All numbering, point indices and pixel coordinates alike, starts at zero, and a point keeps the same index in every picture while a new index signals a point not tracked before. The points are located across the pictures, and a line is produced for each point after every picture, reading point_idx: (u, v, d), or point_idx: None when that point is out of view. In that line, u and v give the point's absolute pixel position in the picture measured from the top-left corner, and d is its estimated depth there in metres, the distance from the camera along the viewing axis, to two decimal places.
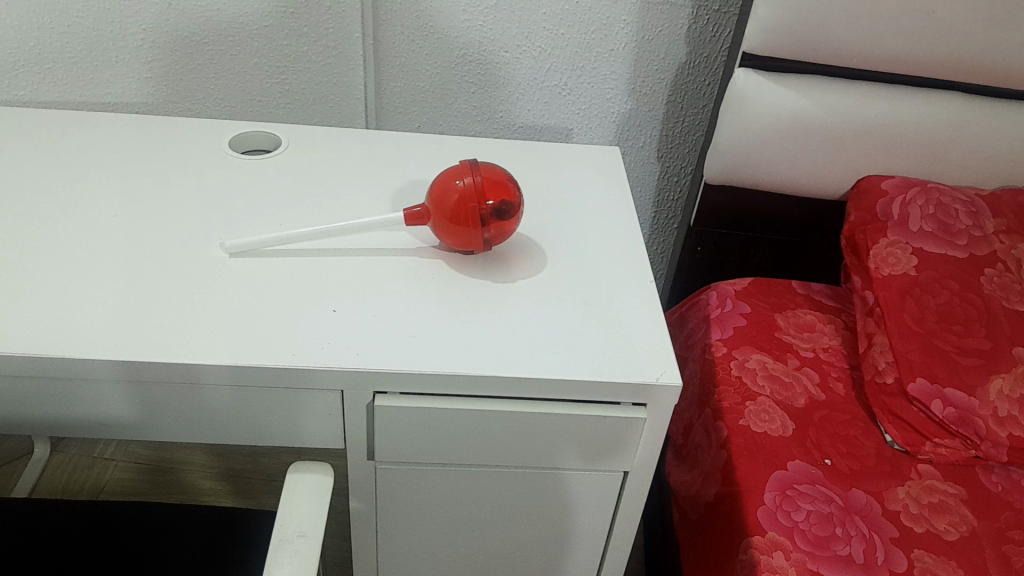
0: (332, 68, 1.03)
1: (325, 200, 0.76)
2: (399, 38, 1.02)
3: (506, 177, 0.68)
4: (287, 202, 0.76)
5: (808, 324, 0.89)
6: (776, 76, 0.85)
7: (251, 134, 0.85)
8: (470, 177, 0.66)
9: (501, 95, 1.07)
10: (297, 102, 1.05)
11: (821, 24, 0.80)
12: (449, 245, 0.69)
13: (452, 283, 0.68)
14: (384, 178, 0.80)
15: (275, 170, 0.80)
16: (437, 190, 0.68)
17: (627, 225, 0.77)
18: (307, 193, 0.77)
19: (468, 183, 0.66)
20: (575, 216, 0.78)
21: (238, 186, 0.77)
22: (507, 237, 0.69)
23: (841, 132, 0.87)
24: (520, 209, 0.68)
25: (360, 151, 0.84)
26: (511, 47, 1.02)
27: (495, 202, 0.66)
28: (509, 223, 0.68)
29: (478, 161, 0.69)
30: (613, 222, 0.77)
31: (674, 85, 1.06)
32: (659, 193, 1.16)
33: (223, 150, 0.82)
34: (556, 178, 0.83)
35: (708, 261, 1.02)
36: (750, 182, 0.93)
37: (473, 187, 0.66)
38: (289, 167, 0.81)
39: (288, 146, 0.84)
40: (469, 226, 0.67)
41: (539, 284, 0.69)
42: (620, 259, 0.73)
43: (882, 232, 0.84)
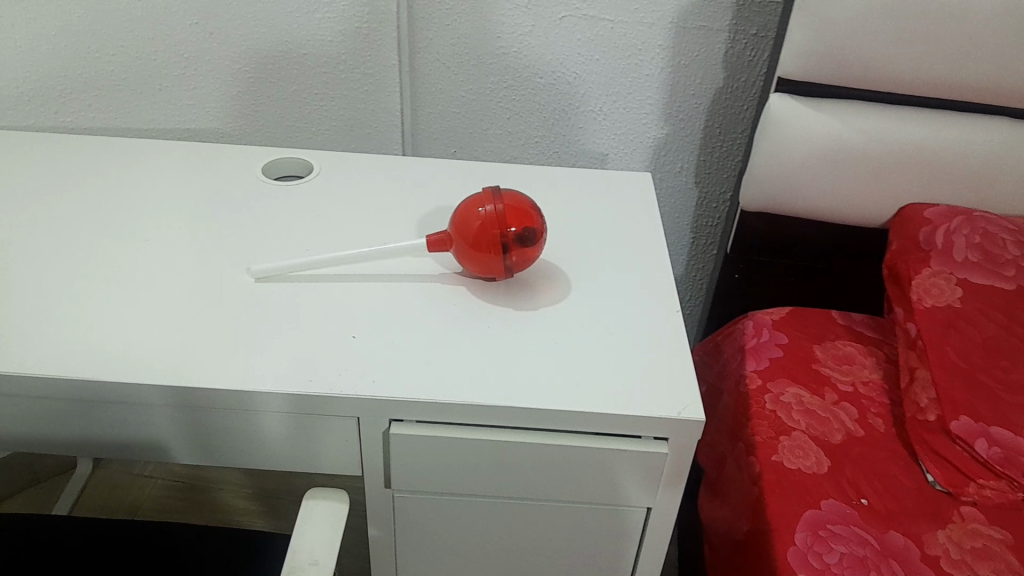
0: (370, 95, 1.07)
1: (347, 226, 0.77)
2: (437, 62, 1.06)
3: (528, 207, 0.68)
4: (310, 227, 0.76)
5: (847, 356, 0.86)
6: (814, 102, 0.83)
7: (280, 161, 0.85)
8: (492, 204, 0.67)
9: (537, 120, 1.10)
10: (336, 127, 1.10)
11: (859, 49, 0.78)
12: (471, 272, 0.69)
13: (473, 311, 0.67)
14: (407, 204, 0.81)
15: (300, 195, 0.81)
16: (457, 217, 0.69)
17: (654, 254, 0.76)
18: (331, 219, 0.78)
19: (491, 210, 0.67)
20: (599, 242, 0.76)
21: (265, 210, 0.78)
22: (529, 263, 0.69)
23: (881, 159, 0.85)
24: (542, 236, 0.69)
25: (384, 177, 0.85)
26: (546, 73, 1.05)
27: (517, 228, 0.67)
28: (531, 250, 0.68)
29: (500, 187, 0.70)
30: (639, 249, 0.76)
31: (710, 110, 1.05)
32: (696, 219, 1.15)
33: (251, 175, 0.83)
34: (581, 204, 0.82)
35: (746, 289, 0.99)
36: (789, 210, 0.90)
37: (496, 213, 0.67)
38: (314, 193, 0.81)
39: (318, 168, 0.85)
40: (491, 252, 0.67)
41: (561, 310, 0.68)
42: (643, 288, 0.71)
43: (925, 261, 0.82)
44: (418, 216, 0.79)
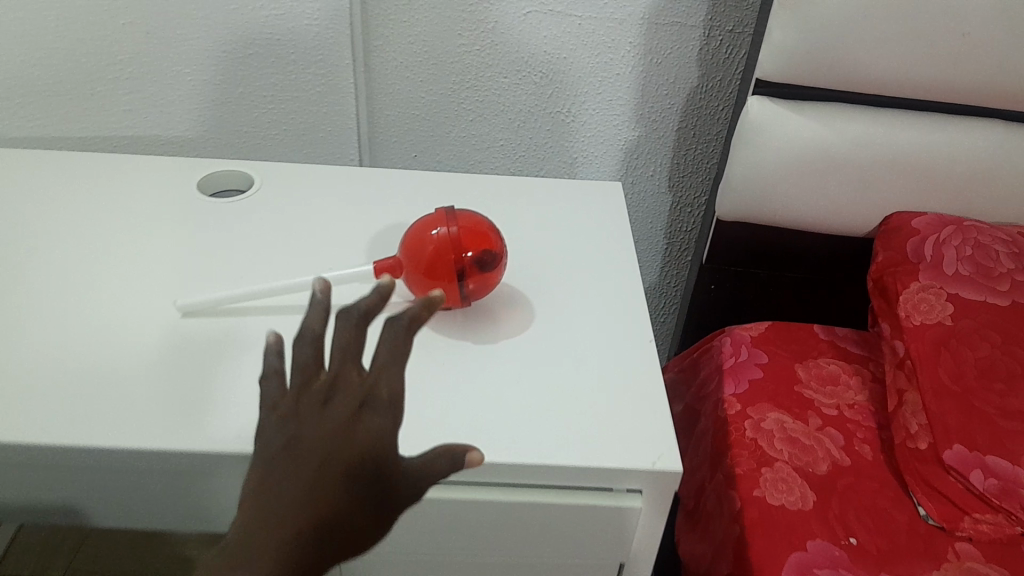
0: (323, 97, 1.01)
1: (289, 249, 0.70)
2: (394, 62, 0.99)
3: (484, 229, 0.62)
4: (247, 251, 0.70)
5: (831, 376, 0.81)
6: (794, 105, 0.78)
7: (218, 175, 0.78)
8: (445, 226, 0.61)
9: (501, 122, 1.03)
10: (287, 132, 1.03)
11: (844, 48, 0.73)
12: (422, 301, 0.63)
13: (425, 345, 0.60)
14: (356, 222, 0.74)
15: (239, 212, 0.74)
16: (406, 241, 0.63)
17: (624, 272, 0.70)
18: (270, 240, 0.71)
19: (444, 232, 0.61)
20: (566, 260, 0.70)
21: (199, 230, 0.71)
22: (489, 290, 0.64)
23: (867, 166, 0.79)
24: (502, 259, 0.64)
25: (333, 189, 0.78)
26: (510, 73, 0.99)
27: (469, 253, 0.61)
28: (491, 274, 0.63)
29: (455, 207, 0.64)
30: (610, 269, 0.70)
31: (684, 110, 0.99)
32: (671, 224, 1.09)
33: (187, 190, 0.76)
34: (546, 216, 0.76)
35: (723, 300, 0.94)
36: (769, 219, 0.85)
37: (445, 238, 0.61)
38: (253, 211, 0.75)
39: (258, 182, 0.78)
40: (444, 279, 0.61)
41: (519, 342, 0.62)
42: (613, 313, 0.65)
43: (914, 275, 0.77)
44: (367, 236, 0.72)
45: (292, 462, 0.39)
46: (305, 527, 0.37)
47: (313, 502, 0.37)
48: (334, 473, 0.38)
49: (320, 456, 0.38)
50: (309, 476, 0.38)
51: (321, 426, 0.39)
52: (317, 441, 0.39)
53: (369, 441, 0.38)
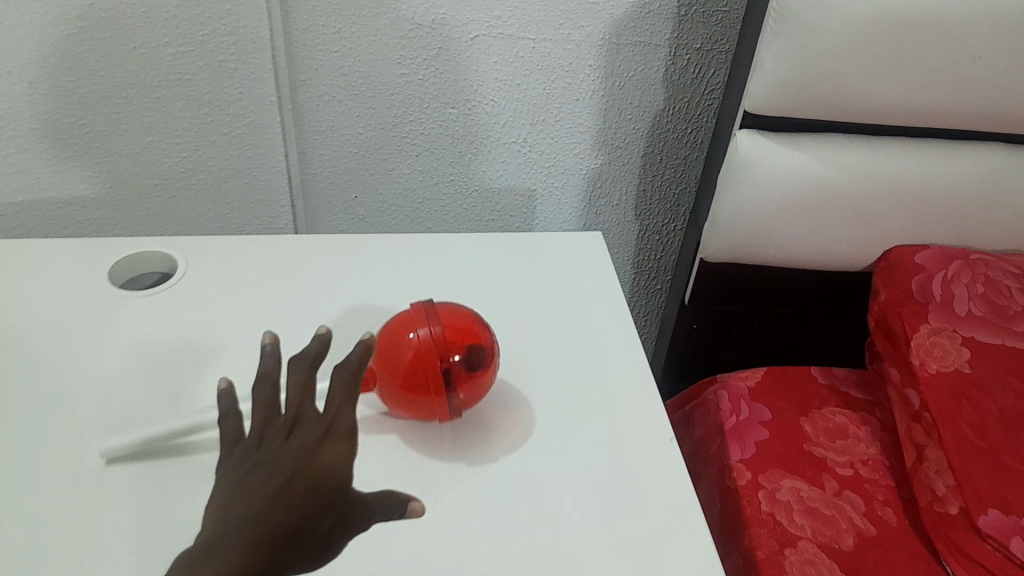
0: (245, 138, 0.88)
1: (229, 361, 0.59)
2: (324, 96, 0.87)
3: (469, 325, 0.53)
4: (177, 368, 0.58)
5: (840, 428, 0.75)
6: (786, 138, 0.71)
7: (142, 256, 0.67)
8: (426, 327, 0.51)
9: (451, 156, 0.93)
10: (205, 177, 0.90)
11: (843, 79, 0.65)
12: (408, 415, 0.53)
13: (416, 476, 0.51)
14: (306, 319, 0.63)
15: (164, 307, 0.63)
16: (378, 347, 0.53)
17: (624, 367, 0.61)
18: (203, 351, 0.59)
19: (426, 335, 0.51)
20: (557, 353, 0.61)
21: (121, 331, 0.60)
22: (483, 392, 0.54)
23: (866, 201, 0.73)
24: (495, 354, 0.53)
25: (275, 275, 0.67)
26: (459, 103, 0.89)
27: (456, 357, 0.51)
28: (484, 375, 0.53)
29: (432, 299, 0.54)
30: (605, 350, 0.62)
31: (651, 135, 0.91)
32: (639, 253, 1.01)
33: (98, 285, 0.64)
34: (525, 300, 0.66)
35: (708, 340, 0.87)
36: (760, 259, 0.77)
37: (426, 342, 0.51)
38: (180, 309, 0.63)
39: (176, 278, 0.65)
40: (431, 389, 0.51)
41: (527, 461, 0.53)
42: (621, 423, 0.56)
43: (922, 316, 0.71)
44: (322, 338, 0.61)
45: (264, 502, 0.45)
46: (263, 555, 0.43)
47: (288, 506, 0.45)
48: (306, 491, 0.46)
49: (292, 465, 0.47)
50: (282, 489, 0.45)
51: (294, 448, 0.48)
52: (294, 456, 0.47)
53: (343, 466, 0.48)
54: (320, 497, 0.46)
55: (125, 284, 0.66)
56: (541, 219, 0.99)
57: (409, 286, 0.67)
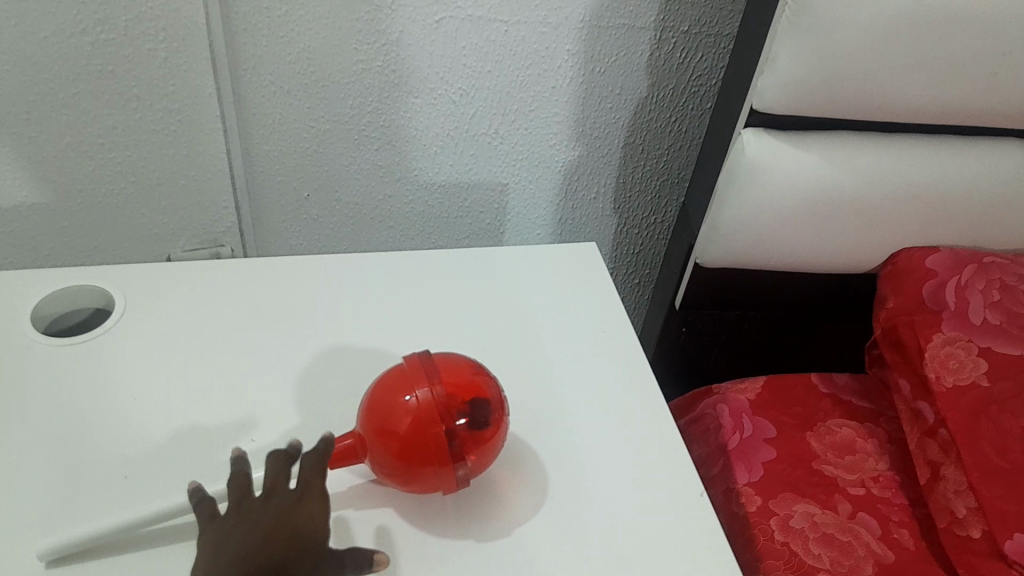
0: (179, 136, 0.76)
1: (188, 441, 0.51)
2: (272, 86, 0.76)
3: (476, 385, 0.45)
4: (129, 451, 0.50)
5: (847, 442, 0.71)
6: (798, 139, 0.65)
7: (86, 293, 0.59)
8: (425, 388, 0.44)
9: (414, 150, 0.83)
10: (142, 175, 0.77)
11: (866, 76, 0.60)
12: (405, 488, 0.46)
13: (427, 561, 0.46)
14: (277, 373, 0.56)
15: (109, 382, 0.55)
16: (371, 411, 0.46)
17: (631, 419, 0.56)
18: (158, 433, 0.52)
19: (425, 398, 0.44)
20: (556, 412, 0.55)
21: (66, 392, 0.53)
22: (490, 458, 0.47)
23: (877, 205, 0.68)
24: (503, 414, 0.46)
25: (230, 324, 0.59)
26: (423, 92, 0.79)
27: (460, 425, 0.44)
28: (492, 439, 0.45)
29: (432, 353, 0.47)
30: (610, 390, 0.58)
31: (632, 124, 0.84)
32: (616, 247, 0.95)
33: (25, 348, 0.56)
34: (513, 341, 0.60)
35: (698, 345, 0.82)
36: (762, 264, 0.73)
37: (426, 407, 0.44)
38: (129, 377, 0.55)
39: (99, 332, 0.57)
40: (432, 461, 0.44)
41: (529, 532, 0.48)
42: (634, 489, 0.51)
43: (935, 326, 0.67)
44: (293, 401, 0.54)
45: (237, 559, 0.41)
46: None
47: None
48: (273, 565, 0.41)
49: (263, 527, 0.42)
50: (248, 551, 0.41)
51: (266, 510, 0.43)
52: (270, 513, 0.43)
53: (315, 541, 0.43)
54: (292, 560, 0.41)
55: (53, 324, 0.59)
56: (514, 215, 0.91)
57: (385, 331, 0.60)
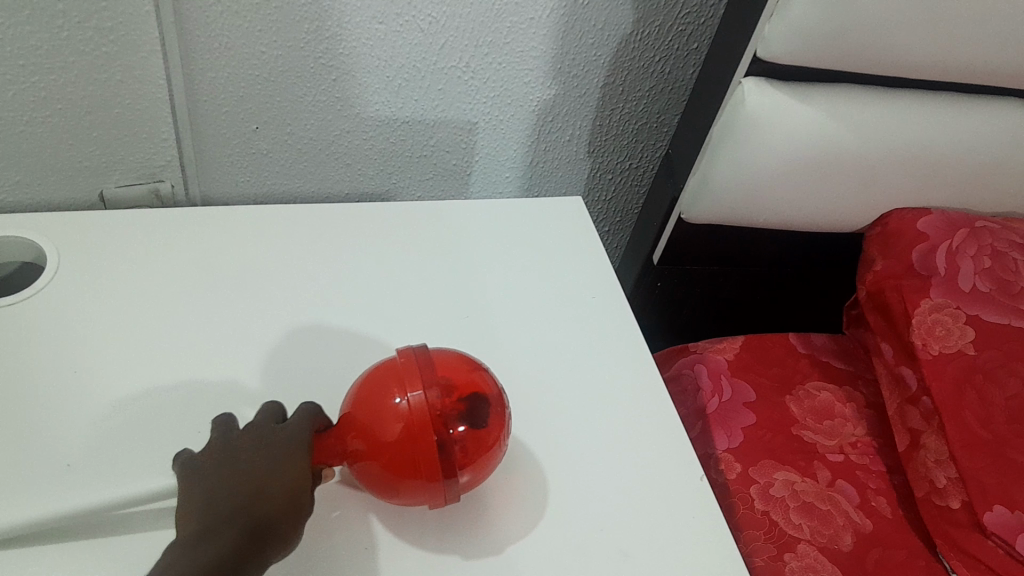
0: (113, 61, 0.64)
1: (136, 428, 0.46)
2: (217, 6, 0.65)
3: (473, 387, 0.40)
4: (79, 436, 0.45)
5: (826, 407, 0.70)
6: (804, 92, 0.61)
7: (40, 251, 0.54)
8: (420, 393, 0.38)
9: (376, 82, 0.74)
10: (71, 103, 0.65)
11: (889, 27, 0.56)
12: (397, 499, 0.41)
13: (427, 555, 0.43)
14: (248, 346, 0.51)
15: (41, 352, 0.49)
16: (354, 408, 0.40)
17: (609, 392, 0.53)
18: (105, 420, 0.46)
19: (421, 405, 0.38)
20: (547, 388, 0.52)
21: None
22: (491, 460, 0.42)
23: (875, 163, 0.66)
24: (503, 410, 0.41)
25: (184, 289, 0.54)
26: (387, 17, 0.69)
27: (457, 429, 0.39)
28: (494, 441, 0.40)
29: (428, 346, 0.41)
30: (606, 367, 0.55)
31: (613, 63, 0.78)
32: (588, 191, 0.91)
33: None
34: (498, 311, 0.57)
35: (673, 298, 0.80)
36: (749, 220, 0.71)
37: (421, 414, 0.38)
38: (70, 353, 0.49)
39: (24, 297, 0.51)
40: (432, 474, 0.39)
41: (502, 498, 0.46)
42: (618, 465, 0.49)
43: (923, 292, 0.65)
44: (251, 376, 0.49)
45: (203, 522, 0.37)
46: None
47: (228, 544, 0.36)
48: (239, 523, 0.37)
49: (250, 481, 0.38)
50: (226, 510, 0.37)
51: (251, 458, 0.39)
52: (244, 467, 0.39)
53: (290, 495, 0.38)
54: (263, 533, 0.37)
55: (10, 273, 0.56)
56: (481, 156, 0.84)
57: (347, 295, 0.56)
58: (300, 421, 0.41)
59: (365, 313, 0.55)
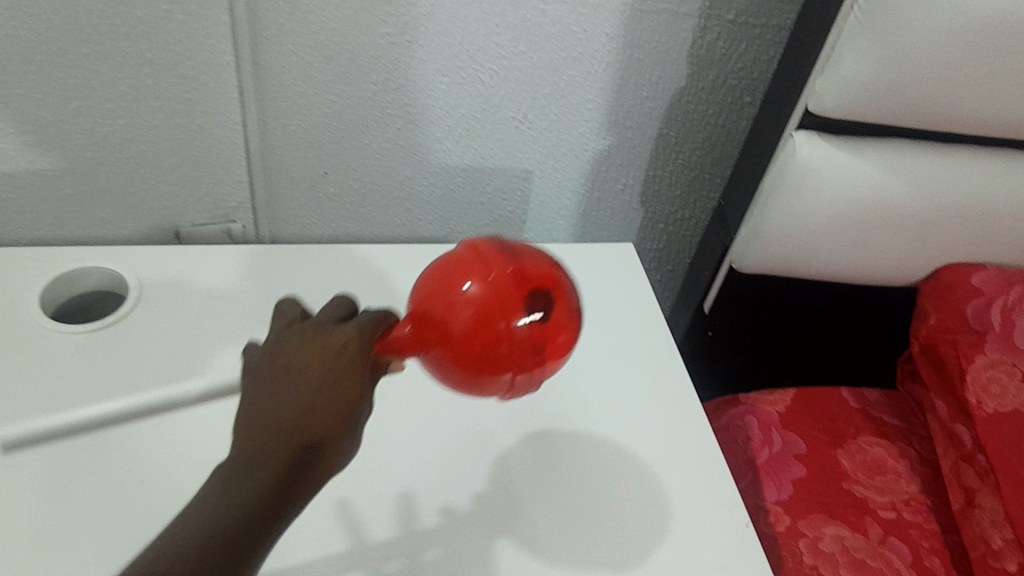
0: (193, 107, 0.68)
1: None
2: (294, 58, 0.70)
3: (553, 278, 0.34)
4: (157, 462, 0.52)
5: (878, 462, 0.69)
6: (855, 147, 0.62)
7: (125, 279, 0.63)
8: (485, 279, 0.34)
9: (437, 130, 0.78)
10: (153, 146, 0.70)
11: (939, 84, 0.57)
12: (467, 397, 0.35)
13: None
14: None
15: (131, 379, 0.56)
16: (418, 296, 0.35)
17: None
18: (178, 442, 0.53)
19: (488, 290, 0.33)
20: None
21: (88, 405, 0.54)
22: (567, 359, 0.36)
23: (927, 217, 0.66)
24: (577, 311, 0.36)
25: None
26: (450, 70, 0.73)
27: (535, 322, 0.33)
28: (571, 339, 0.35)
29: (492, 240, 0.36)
30: (642, 427, 0.58)
31: (667, 115, 0.80)
32: (641, 240, 0.92)
33: (42, 331, 0.58)
34: None
35: (724, 348, 0.80)
36: (800, 272, 0.71)
37: (489, 298, 0.33)
38: (152, 378, 0.57)
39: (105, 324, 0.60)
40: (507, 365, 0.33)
41: (531, 522, 0.51)
42: (640, 503, 0.53)
43: (979, 348, 0.64)
44: None
45: (249, 434, 0.32)
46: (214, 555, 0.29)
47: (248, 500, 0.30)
48: (286, 439, 0.31)
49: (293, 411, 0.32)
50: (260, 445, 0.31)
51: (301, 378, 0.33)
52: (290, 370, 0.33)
53: (346, 402, 0.33)
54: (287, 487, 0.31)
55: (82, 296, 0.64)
56: (537, 203, 0.86)
57: None
58: (362, 328, 0.35)
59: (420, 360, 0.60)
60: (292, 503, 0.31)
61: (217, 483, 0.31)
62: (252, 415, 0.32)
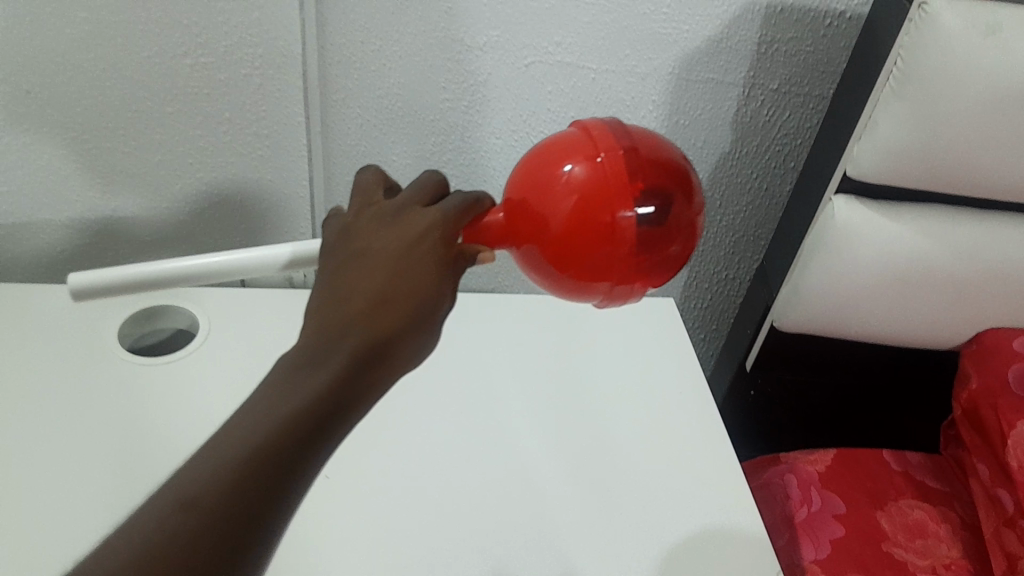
0: (265, 162, 0.73)
1: None
2: (360, 119, 0.75)
3: (666, 169, 0.37)
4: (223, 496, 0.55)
5: (919, 524, 0.68)
6: (894, 211, 0.64)
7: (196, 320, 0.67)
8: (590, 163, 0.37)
9: (490, 188, 0.82)
10: (226, 197, 0.75)
11: (975, 150, 0.58)
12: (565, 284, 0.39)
13: None
14: None
15: (198, 412, 0.60)
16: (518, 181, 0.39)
17: None
18: None
19: (591, 173, 0.37)
20: None
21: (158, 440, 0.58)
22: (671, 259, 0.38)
23: (968, 282, 0.67)
24: (687, 210, 0.38)
25: None
26: (504, 133, 0.77)
27: (636, 214, 0.36)
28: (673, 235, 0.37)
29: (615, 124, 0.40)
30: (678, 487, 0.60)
31: (712, 178, 0.83)
32: (686, 297, 0.94)
33: (116, 358, 0.64)
34: None
35: (765, 405, 0.81)
36: (841, 332, 0.72)
37: (589, 181, 0.37)
38: (218, 412, 0.60)
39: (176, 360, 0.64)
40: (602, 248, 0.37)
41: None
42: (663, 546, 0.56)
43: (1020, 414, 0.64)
44: None
45: (323, 320, 0.31)
46: (289, 441, 0.29)
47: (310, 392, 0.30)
48: (357, 333, 0.31)
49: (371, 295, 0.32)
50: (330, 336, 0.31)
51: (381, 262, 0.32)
52: (374, 256, 0.33)
53: (424, 296, 0.32)
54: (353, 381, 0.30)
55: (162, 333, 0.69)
56: None
57: None
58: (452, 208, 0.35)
59: (458, 395, 0.65)
60: (357, 404, 0.31)
61: (283, 375, 0.31)
62: (324, 302, 0.32)
